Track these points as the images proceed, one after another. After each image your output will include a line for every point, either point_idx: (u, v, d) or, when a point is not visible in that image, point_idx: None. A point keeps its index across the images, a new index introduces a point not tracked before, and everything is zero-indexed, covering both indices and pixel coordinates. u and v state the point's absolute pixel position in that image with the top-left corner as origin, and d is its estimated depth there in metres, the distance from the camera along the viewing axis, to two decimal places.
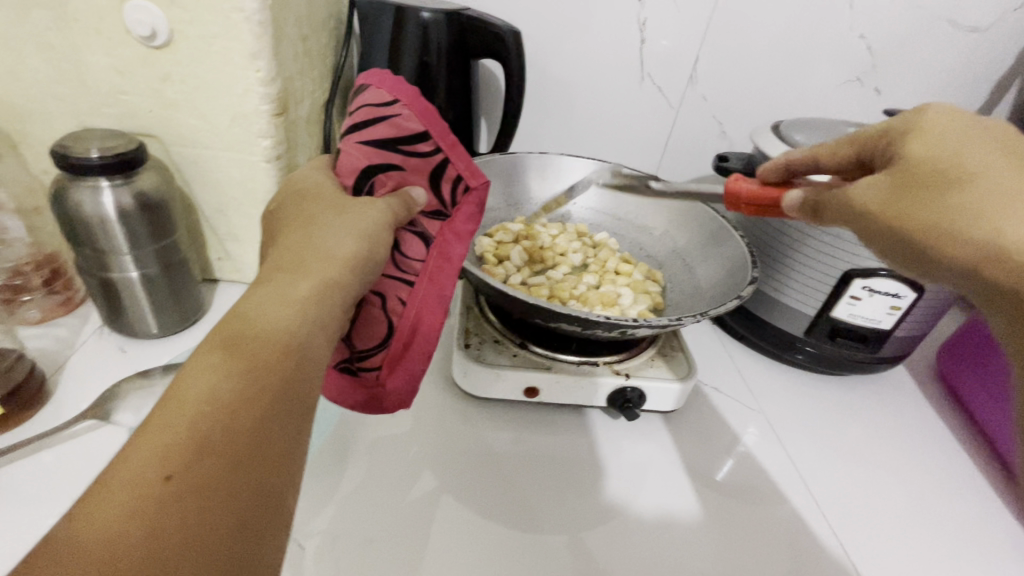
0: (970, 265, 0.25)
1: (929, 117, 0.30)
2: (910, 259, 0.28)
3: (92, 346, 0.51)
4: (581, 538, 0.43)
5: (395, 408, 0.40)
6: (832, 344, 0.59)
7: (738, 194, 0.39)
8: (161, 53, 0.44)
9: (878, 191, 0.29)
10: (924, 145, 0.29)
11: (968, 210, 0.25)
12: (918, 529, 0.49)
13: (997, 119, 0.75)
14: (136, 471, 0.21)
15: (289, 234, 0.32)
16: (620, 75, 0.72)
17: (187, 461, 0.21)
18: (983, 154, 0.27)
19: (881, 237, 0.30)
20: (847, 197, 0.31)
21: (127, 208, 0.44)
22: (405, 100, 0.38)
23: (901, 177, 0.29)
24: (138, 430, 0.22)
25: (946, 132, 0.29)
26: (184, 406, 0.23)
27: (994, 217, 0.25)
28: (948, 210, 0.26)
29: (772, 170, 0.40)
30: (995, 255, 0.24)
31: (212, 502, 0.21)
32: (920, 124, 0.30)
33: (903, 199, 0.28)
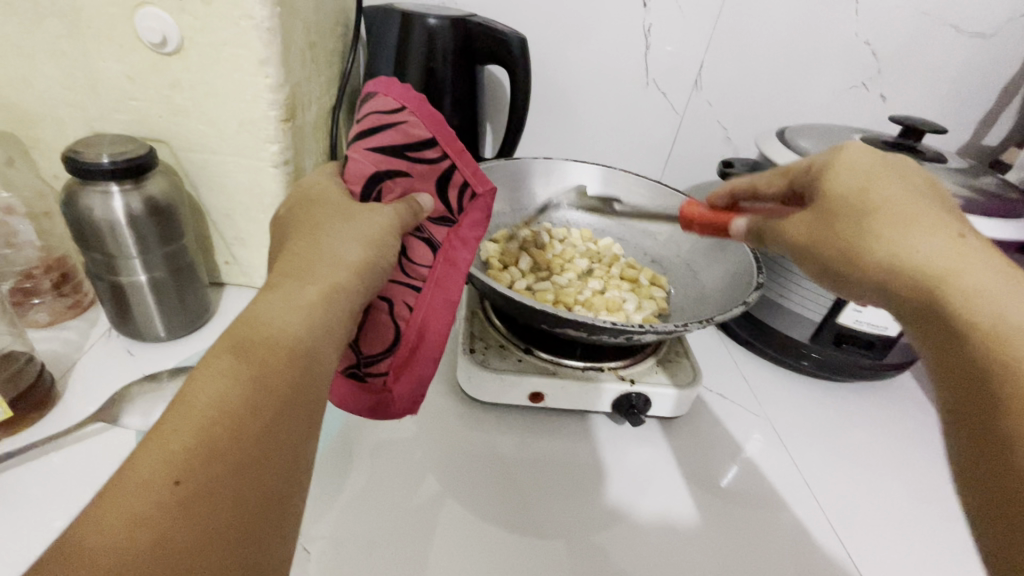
0: (889, 286, 0.29)
1: (846, 151, 0.33)
2: (843, 280, 0.32)
3: (100, 349, 0.51)
4: (585, 543, 0.43)
5: (401, 413, 0.40)
6: (837, 351, 0.59)
7: (692, 218, 0.43)
8: (171, 60, 0.44)
9: (809, 223, 0.33)
10: (840, 178, 0.32)
11: (876, 237, 0.29)
12: (924, 536, 0.48)
13: (1003, 124, 0.74)
14: (145, 476, 0.21)
15: (297, 239, 0.32)
16: (625, 81, 0.72)
17: (196, 466, 0.21)
18: (885, 189, 0.31)
19: (816, 267, 0.33)
20: (785, 228, 0.35)
21: (136, 212, 0.45)
22: (411, 106, 0.38)
23: (824, 211, 0.32)
24: (147, 435, 0.22)
25: (860, 167, 0.32)
26: (193, 411, 0.23)
27: (891, 243, 0.29)
28: (862, 240, 0.30)
29: (719, 195, 0.43)
30: (900, 274, 0.28)
31: (219, 507, 0.21)
32: (837, 158, 0.33)
33: (827, 229, 0.32)
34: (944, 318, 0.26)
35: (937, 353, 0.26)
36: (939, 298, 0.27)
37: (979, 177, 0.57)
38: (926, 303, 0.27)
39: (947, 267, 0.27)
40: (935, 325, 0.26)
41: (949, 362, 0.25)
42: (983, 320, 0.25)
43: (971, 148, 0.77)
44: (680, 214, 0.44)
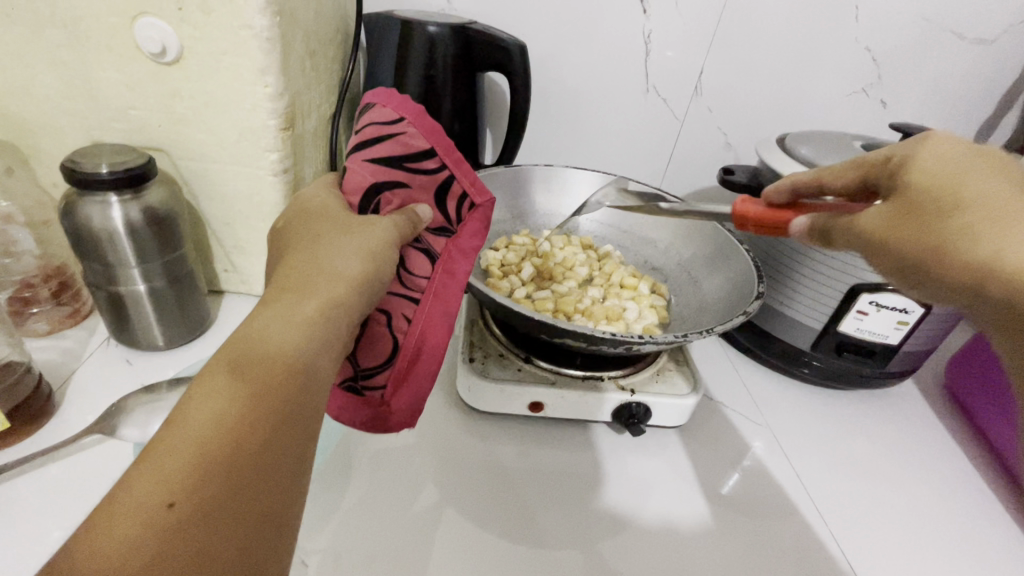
0: (997, 298, 0.23)
1: (933, 140, 0.28)
2: (927, 288, 0.26)
3: (99, 358, 0.51)
4: (586, 554, 0.43)
5: (400, 426, 0.40)
6: (839, 359, 0.58)
7: (746, 217, 0.36)
8: (170, 70, 0.44)
9: (887, 220, 0.27)
10: (928, 167, 0.27)
11: (982, 239, 0.24)
12: (927, 546, 0.48)
13: (1004, 129, 0.74)
14: (139, 500, 0.21)
15: (295, 253, 0.32)
16: (625, 87, 0.72)
17: (191, 487, 0.21)
18: (983, 179, 0.25)
19: (898, 270, 0.27)
20: (855, 225, 0.29)
21: (135, 222, 0.45)
22: (410, 117, 0.38)
23: (909, 207, 0.27)
24: (143, 456, 0.22)
25: (950, 154, 0.27)
26: (187, 431, 0.22)
27: (1006, 247, 0.23)
28: (955, 241, 0.24)
29: (776, 190, 0.37)
30: (1010, 286, 0.23)
31: (214, 528, 0.21)
32: (923, 147, 0.28)
33: (917, 228, 0.26)
34: None
35: None
36: None
37: None
38: None
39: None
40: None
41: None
42: None
43: None
44: (731, 213, 0.37)
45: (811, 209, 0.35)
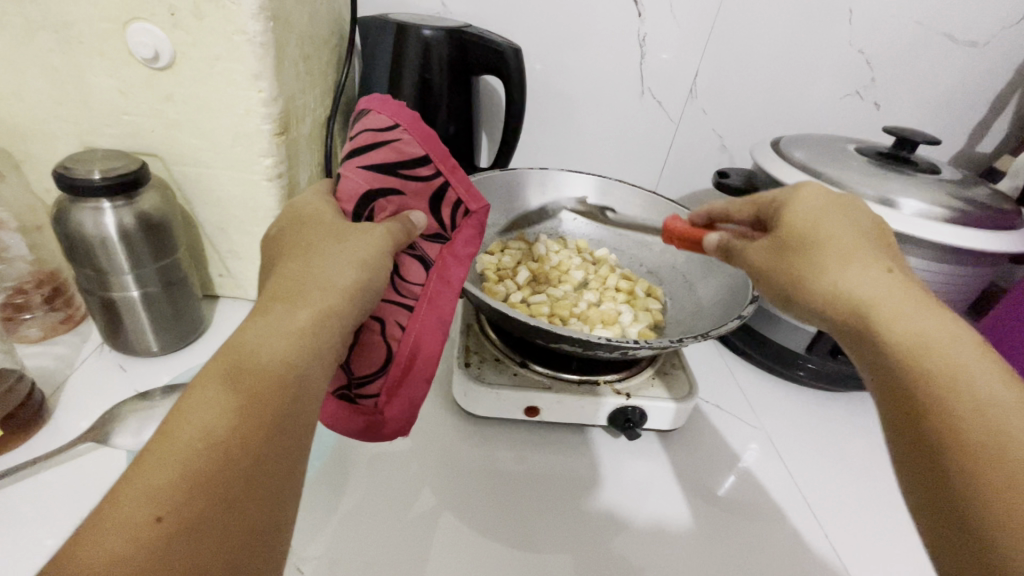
0: (833, 314, 0.30)
1: (802, 189, 0.35)
2: (791, 306, 0.33)
3: (92, 363, 0.51)
4: (582, 558, 0.43)
5: (393, 435, 0.40)
6: (833, 361, 0.59)
7: (671, 231, 0.42)
8: (163, 75, 0.44)
9: (764, 251, 0.35)
10: (796, 212, 0.34)
11: (825, 269, 0.31)
12: (921, 546, 0.48)
13: (996, 131, 0.75)
14: (128, 513, 0.20)
15: (288, 261, 0.32)
16: (620, 90, 0.72)
17: (181, 501, 0.21)
18: (834, 225, 0.32)
19: (771, 290, 0.34)
20: (748, 253, 0.36)
21: (128, 228, 0.44)
22: (405, 124, 0.38)
23: (778, 241, 0.34)
24: (132, 469, 0.22)
25: (812, 203, 0.34)
26: (178, 443, 0.22)
27: (836, 275, 0.30)
28: (807, 270, 0.32)
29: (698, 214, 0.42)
30: (841, 303, 0.30)
31: (202, 543, 0.21)
32: (795, 194, 0.35)
33: (784, 259, 0.33)
34: (879, 344, 0.28)
35: (882, 377, 0.28)
36: (875, 327, 0.28)
37: (972, 187, 0.57)
38: (867, 334, 0.29)
39: (878, 298, 0.29)
40: (876, 352, 0.28)
41: (890, 388, 0.27)
42: (915, 347, 0.26)
43: (965, 155, 0.77)
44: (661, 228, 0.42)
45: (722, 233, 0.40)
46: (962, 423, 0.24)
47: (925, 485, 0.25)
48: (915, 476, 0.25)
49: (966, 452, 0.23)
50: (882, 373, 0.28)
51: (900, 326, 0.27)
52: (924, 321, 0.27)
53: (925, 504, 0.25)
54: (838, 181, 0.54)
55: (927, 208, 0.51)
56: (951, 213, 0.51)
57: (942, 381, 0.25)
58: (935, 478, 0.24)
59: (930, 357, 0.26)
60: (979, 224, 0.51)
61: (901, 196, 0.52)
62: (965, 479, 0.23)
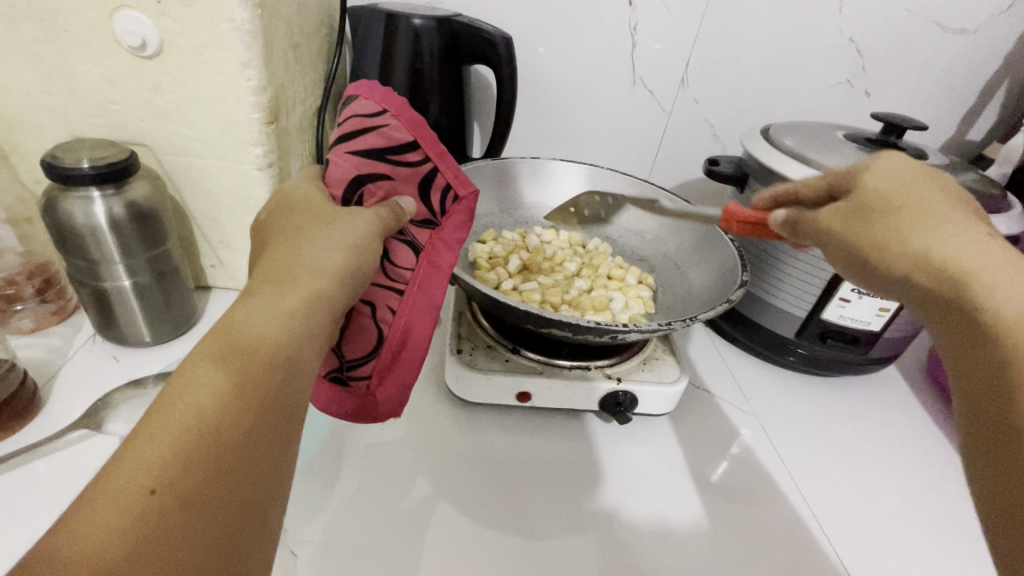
0: (914, 276, 0.30)
1: (887, 153, 0.33)
2: (864, 270, 0.33)
3: (85, 354, 0.51)
4: (575, 540, 0.43)
5: (387, 416, 0.40)
6: (823, 346, 0.59)
7: (733, 214, 0.41)
8: (151, 63, 0.44)
9: (838, 218, 0.34)
10: (876, 179, 0.32)
11: (911, 232, 0.30)
12: (909, 528, 0.49)
13: (986, 119, 0.75)
14: (120, 487, 0.21)
15: (278, 245, 0.32)
16: (612, 80, 0.72)
17: (174, 475, 0.21)
18: (921, 190, 0.31)
19: (844, 255, 0.34)
20: (818, 223, 0.35)
21: (119, 217, 0.45)
22: (393, 110, 0.38)
23: (862, 209, 0.32)
24: (125, 445, 0.22)
25: (896, 169, 0.32)
26: (170, 419, 0.22)
27: (928, 239, 0.29)
28: (890, 233, 0.31)
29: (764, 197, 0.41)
30: (928, 268, 0.29)
31: (195, 515, 0.21)
32: (877, 161, 0.33)
33: (861, 226, 0.32)
34: (967, 306, 0.27)
35: (962, 339, 0.28)
36: (964, 289, 0.28)
37: (960, 172, 0.57)
38: (951, 298, 0.28)
39: (970, 261, 0.28)
40: (960, 319, 0.28)
41: (973, 354, 0.27)
42: (1009, 313, 0.26)
43: (955, 144, 0.78)
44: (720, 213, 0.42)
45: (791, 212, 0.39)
46: None
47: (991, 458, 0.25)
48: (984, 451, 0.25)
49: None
50: (965, 345, 0.27)
51: (990, 294, 0.27)
52: (1019, 292, 0.26)
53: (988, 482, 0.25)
54: (827, 167, 0.54)
55: None
56: None
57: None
58: (1003, 442, 0.25)
59: (1018, 329, 0.25)
60: None
61: None
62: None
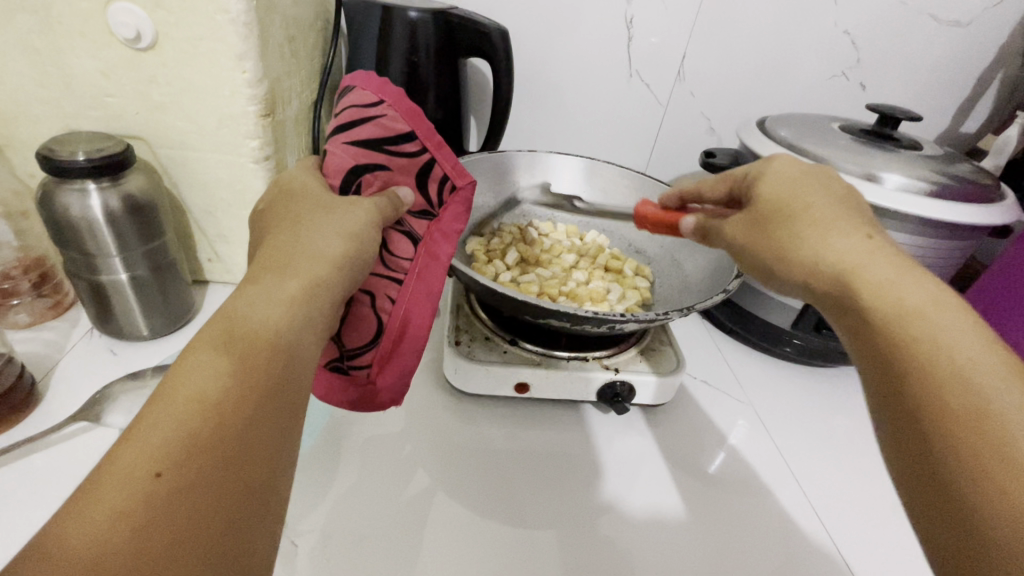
0: (810, 281, 0.32)
1: (776, 162, 0.37)
2: (773, 279, 0.35)
3: (82, 348, 0.51)
4: (573, 529, 0.44)
5: (387, 404, 0.40)
6: (818, 336, 0.60)
7: (644, 216, 0.45)
8: (146, 55, 0.44)
9: (742, 227, 0.37)
10: (769, 186, 0.36)
11: (802, 238, 0.32)
12: (904, 516, 0.49)
13: (980, 112, 0.76)
14: (126, 470, 0.21)
15: (277, 233, 0.32)
16: (608, 73, 0.72)
17: (179, 458, 0.22)
18: (807, 196, 0.34)
19: (753, 264, 0.36)
20: (725, 229, 0.38)
21: (115, 210, 0.44)
22: (390, 100, 0.38)
23: (756, 213, 0.36)
24: (129, 430, 0.22)
25: (785, 176, 0.36)
26: (173, 404, 0.23)
27: (817, 243, 0.31)
28: (786, 239, 0.33)
29: (669, 197, 0.45)
30: (819, 271, 0.31)
31: (201, 498, 0.21)
32: (768, 170, 0.37)
33: (760, 234, 0.35)
34: (857, 302, 0.29)
35: (862, 334, 0.28)
36: (852, 287, 0.29)
37: (955, 163, 0.57)
38: (842, 297, 0.30)
39: (854, 260, 0.30)
40: (855, 314, 0.29)
41: (871, 348, 0.28)
42: (892, 304, 0.27)
43: (949, 136, 0.78)
44: (634, 214, 0.46)
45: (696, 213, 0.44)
46: (937, 385, 0.24)
47: (905, 444, 0.25)
48: (895, 435, 0.26)
49: (939, 402, 0.24)
50: (866, 342, 0.28)
51: (876, 288, 0.28)
52: (902, 284, 0.28)
53: (902, 469, 0.25)
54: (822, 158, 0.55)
55: (909, 182, 0.52)
56: (931, 187, 0.52)
57: (915, 342, 0.26)
58: (912, 438, 0.25)
59: (904, 320, 0.27)
60: (959, 198, 0.52)
61: (884, 170, 0.53)
62: (944, 437, 0.23)
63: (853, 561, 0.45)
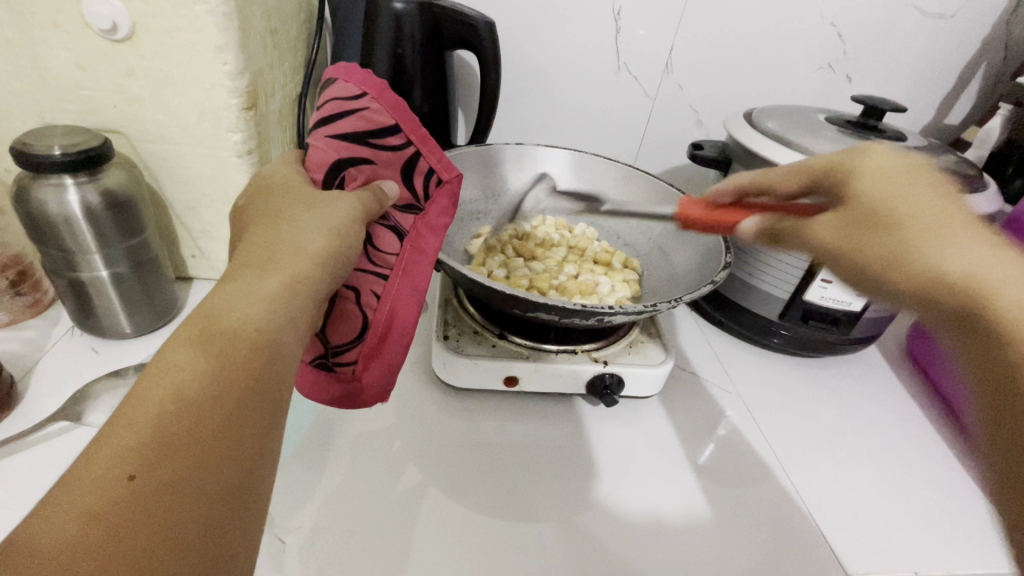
0: (935, 299, 0.28)
1: (871, 153, 0.32)
2: (876, 290, 0.31)
3: (64, 346, 0.50)
4: (564, 522, 0.44)
5: (372, 402, 0.40)
6: (805, 327, 0.60)
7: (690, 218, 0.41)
8: (123, 47, 0.43)
9: (836, 230, 0.32)
10: (870, 184, 0.31)
11: (921, 249, 0.28)
12: (891, 503, 0.50)
13: (964, 103, 0.76)
14: (99, 472, 0.20)
15: (257, 229, 0.31)
16: (596, 66, 0.72)
17: (153, 459, 0.21)
18: (919, 195, 0.29)
19: (847, 273, 0.32)
20: (812, 233, 0.34)
21: (94, 205, 0.44)
22: (373, 93, 0.38)
23: (855, 218, 0.31)
24: (103, 430, 0.22)
25: (888, 169, 0.31)
26: (147, 404, 0.22)
27: (943, 254, 0.27)
28: (900, 248, 0.29)
29: (719, 194, 0.41)
30: (945, 288, 0.27)
31: (178, 500, 0.21)
32: (863, 163, 0.32)
33: (857, 240, 0.31)
34: (989, 329, 0.26)
35: (990, 368, 0.26)
36: (983, 310, 0.26)
37: (939, 154, 0.58)
38: (973, 319, 0.27)
39: (996, 278, 0.26)
40: (985, 344, 0.26)
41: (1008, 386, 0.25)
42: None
43: (934, 128, 0.79)
44: (676, 215, 0.43)
45: (754, 208, 0.40)
46: None
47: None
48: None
49: None
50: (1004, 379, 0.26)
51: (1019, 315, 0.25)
52: None
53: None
54: (809, 150, 0.55)
55: None
56: None
57: None
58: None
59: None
60: None
61: None
62: None
63: (843, 550, 0.45)
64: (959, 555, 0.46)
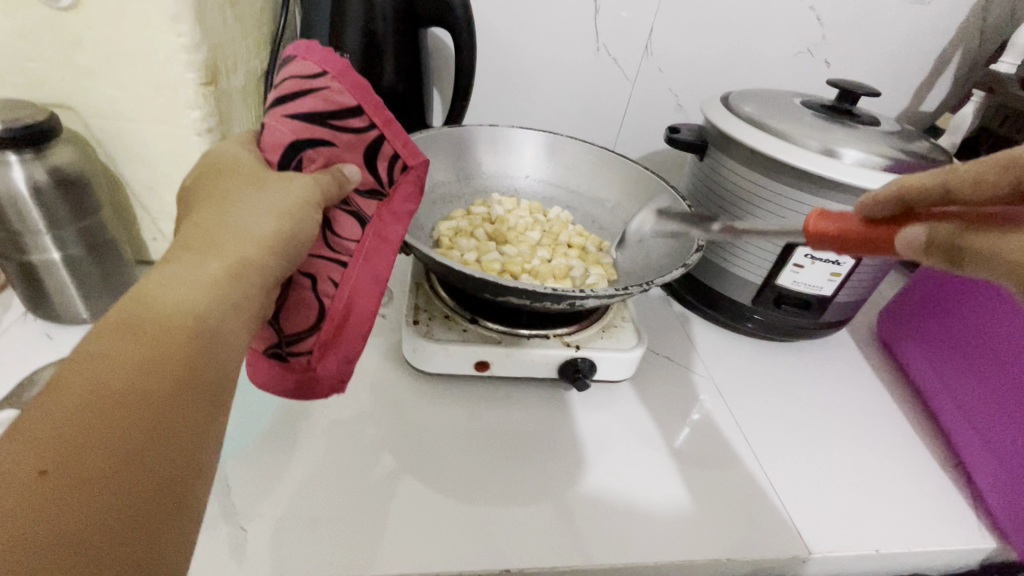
0: None
1: None
2: None
3: (15, 332, 0.48)
4: (537, 507, 0.43)
5: (328, 393, 0.38)
6: (777, 311, 0.60)
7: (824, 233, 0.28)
8: (69, 16, 0.41)
9: None
10: None
11: None
12: (859, 483, 0.51)
13: (939, 90, 0.77)
14: (8, 467, 0.19)
15: (201, 212, 0.30)
16: (574, 46, 0.70)
17: (69, 453, 0.20)
18: None
19: None
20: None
21: (41, 185, 0.42)
22: (334, 72, 0.36)
23: None
24: (14, 427, 0.20)
25: None
26: (66, 395, 0.21)
27: None
28: None
29: (879, 202, 0.26)
30: None
31: (98, 496, 0.20)
32: None
33: None
34: None
35: None
36: None
37: (913, 140, 0.57)
38: None
39: None
40: None
41: None
42: None
43: (910, 116, 0.79)
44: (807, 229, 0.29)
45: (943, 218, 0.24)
46: None
47: None
48: None
49: None
50: None
51: None
52: None
53: None
54: (784, 134, 0.54)
55: (868, 158, 0.52)
56: (890, 162, 0.52)
57: None
58: None
59: None
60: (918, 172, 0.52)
61: (842, 146, 0.52)
62: None
63: (810, 533, 0.45)
64: (922, 533, 0.47)
